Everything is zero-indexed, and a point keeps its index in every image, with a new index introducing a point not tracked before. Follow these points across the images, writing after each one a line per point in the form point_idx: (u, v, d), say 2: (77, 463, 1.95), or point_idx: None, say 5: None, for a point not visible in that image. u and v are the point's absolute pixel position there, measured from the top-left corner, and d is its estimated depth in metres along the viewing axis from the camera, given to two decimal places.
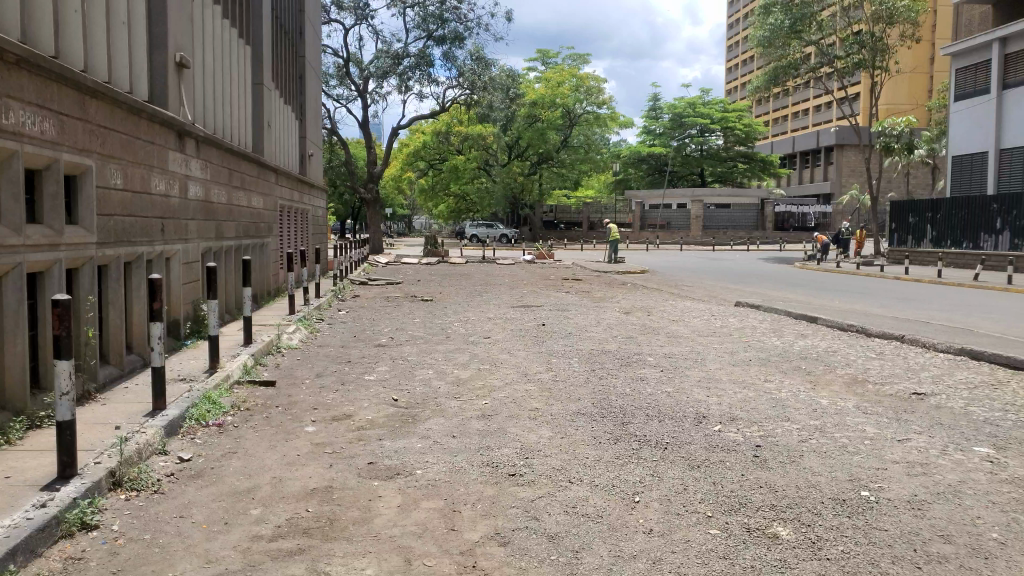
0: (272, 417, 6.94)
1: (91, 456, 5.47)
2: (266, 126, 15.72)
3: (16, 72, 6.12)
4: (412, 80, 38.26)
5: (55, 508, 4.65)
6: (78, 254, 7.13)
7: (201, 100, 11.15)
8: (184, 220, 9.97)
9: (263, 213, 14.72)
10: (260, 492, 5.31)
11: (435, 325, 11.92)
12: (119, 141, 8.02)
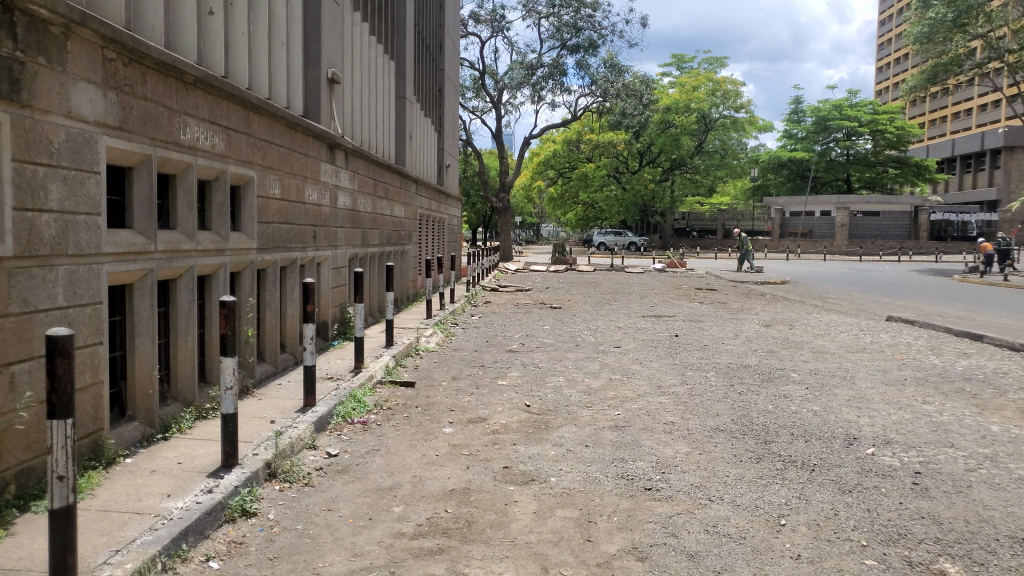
0: (412, 417, 7.18)
1: (250, 448, 5.86)
2: (408, 137, 16.36)
3: (192, 91, 6.76)
4: (546, 90, 38.63)
5: (220, 494, 5.04)
6: (241, 259, 7.69)
7: (350, 114, 11.75)
8: (334, 227, 10.51)
9: (404, 221, 15.31)
10: (401, 490, 5.51)
11: (567, 333, 11.95)
12: (278, 153, 8.58)
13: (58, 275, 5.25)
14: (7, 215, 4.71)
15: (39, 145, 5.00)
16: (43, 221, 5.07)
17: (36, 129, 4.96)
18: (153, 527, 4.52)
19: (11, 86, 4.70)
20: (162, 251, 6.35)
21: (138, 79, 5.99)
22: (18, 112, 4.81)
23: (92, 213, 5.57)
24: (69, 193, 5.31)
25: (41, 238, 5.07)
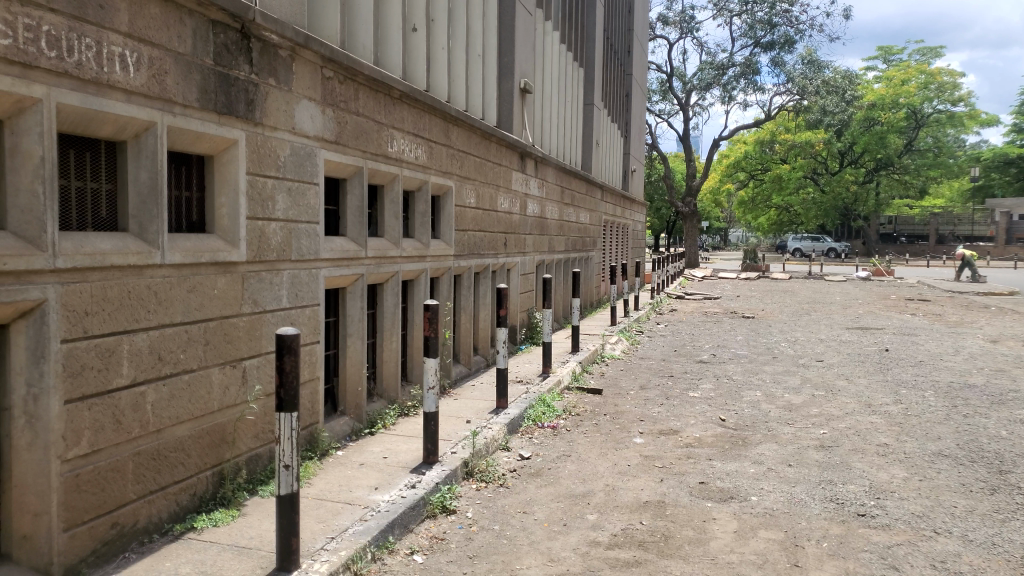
0: (601, 425, 7.13)
1: (449, 446, 6.07)
2: (596, 144, 16.41)
3: (399, 105, 7.12)
4: (737, 90, 37.36)
5: (422, 490, 5.25)
6: (439, 265, 8.02)
7: (541, 123, 11.95)
8: (523, 234, 10.72)
9: (590, 228, 15.35)
10: (595, 498, 5.46)
11: (761, 344, 11.40)
12: (474, 163, 8.86)
13: (283, 278, 5.72)
14: (241, 224, 5.22)
15: (269, 159, 5.48)
16: (271, 230, 5.54)
17: (266, 145, 5.44)
18: (363, 518, 4.78)
19: (247, 107, 5.23)
20: (371, 257, 6.75)
21: (352, 95, 6.40)
22: (252, 130, 5.31)
23: (312, 222, 6.02)
24: (293, 203, 5.77)
25: (270, 245, 5.54)
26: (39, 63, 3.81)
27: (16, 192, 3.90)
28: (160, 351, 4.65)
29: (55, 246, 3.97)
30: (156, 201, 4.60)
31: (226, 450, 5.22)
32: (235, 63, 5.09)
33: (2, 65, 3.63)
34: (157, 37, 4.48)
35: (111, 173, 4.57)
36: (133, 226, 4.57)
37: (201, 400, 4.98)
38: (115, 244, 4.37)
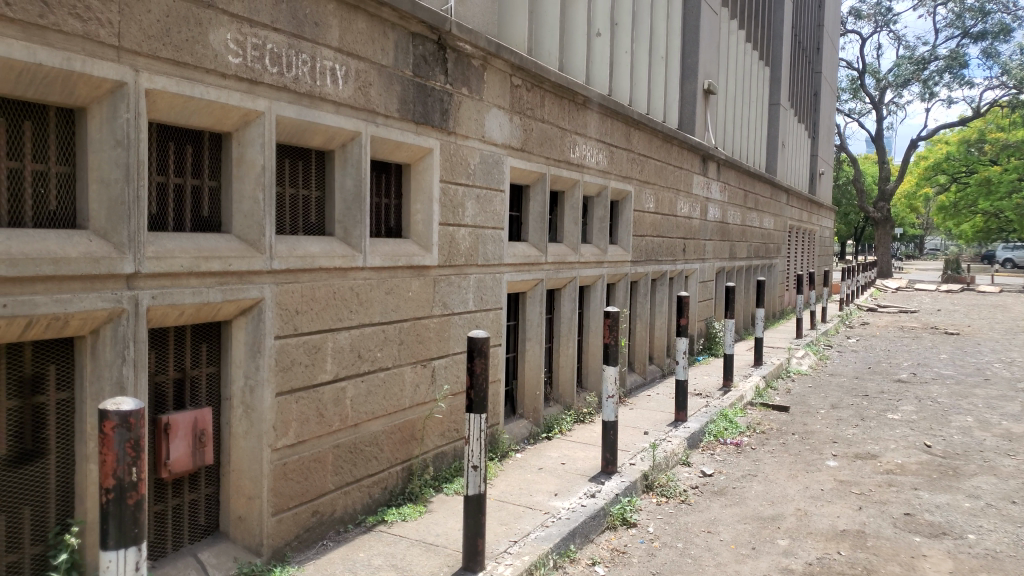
0: (789, 445, 6.73)
1: (627, 457, 5.95)
2: (782, 146, 15.65)
3: (582, 110, 7.10)
4: (938, 86, 34.45)
5: (603, 500, 5.17)
6: (617, 271, 7.95)
7: (724, 125, 11.54)
8: (703, 240, 10.40)
9: (774, 234, 14.67)
10: (786, 523, 5.14)
11: (971, 365, 10.35)
12: (654, 167, 8.69)
13: (470, 281, 5.85)
14: (434, 229, 5.39)
15: (460, 167, 5.63)
16: (460, 235, 5.68)
17: (458, 153, 5.59)
18: (546, 524, 4.78)
19: (441, 116, 5.39)
20: (551, 262, 6.78)
21: (538, 102, 6.44)
22: (445, 138, 5.47)
23: (498, 228, 6.12)
24: (481, 210, 5.90)
25: (459, 249, 5.68)
26: (262, 78, 4.19)
27: (240, 199, 4.28)
28: (360, 350, 4.90)
29: (271, 248, 4.32)
30: (359, 206, 4.85)
31: (415, 447, 5.40)
32: (431, 74, 5.26)
33: (232, 82, 4.06)
34: (363, 50, 4.72)
35: (320, 180, 4.87)
36: (339, 231, 4.86)
37: (394, 397, 5.18)
38: (323, 247, 4.68)
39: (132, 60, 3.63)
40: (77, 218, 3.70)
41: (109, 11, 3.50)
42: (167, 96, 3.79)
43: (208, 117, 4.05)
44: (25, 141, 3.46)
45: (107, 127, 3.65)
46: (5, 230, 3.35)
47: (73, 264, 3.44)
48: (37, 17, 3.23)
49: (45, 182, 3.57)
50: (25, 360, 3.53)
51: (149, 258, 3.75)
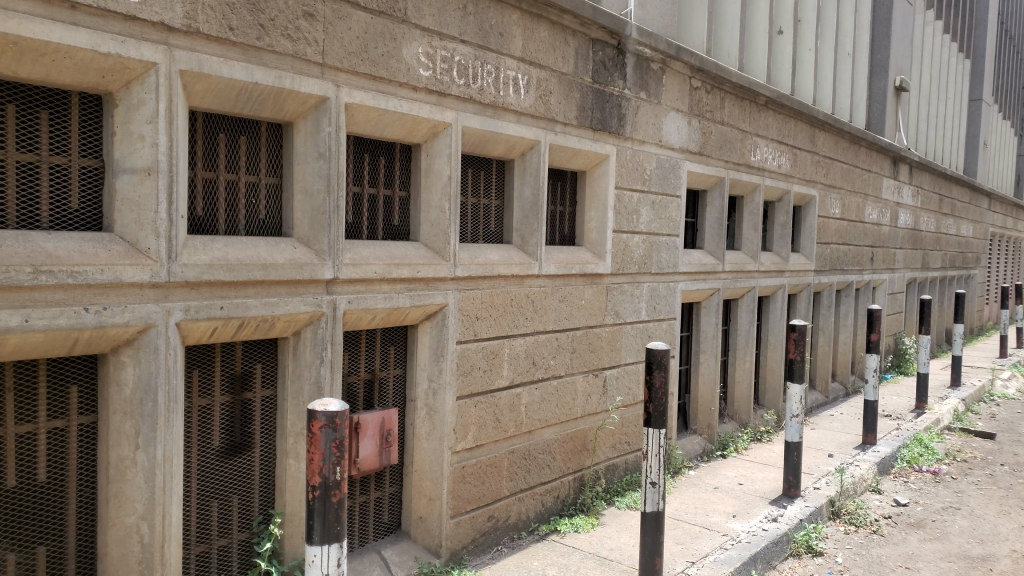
0: (998, 477, 6.07)
1: (811, 481, 5.61)
2: (982, 145, 14.32)
3: (764, 111, 6.79)
4: None
5: (785, 525, 4.87)
6: (799, 280, 7.54)
7: (917, 123, 10.68)
8: (892, 248, 9.66)
9: (973, 242, 13.41)
10: (999, 565, 4.61)
11: None
12: (840, 170, 8.15)
13: (643, 290, 5.72)
14: (609, 237, 5.32)
15: (636, 173, 5.52)
16: (634, 242, 5.57)
17: (635, 159, 5.48)
18: (725, 547, 4.56)
19: (619, 121, 5.31)
20: (728, 271, 6.53)
21: (718, 104, 6.21)
22: (622, 144, 5.38)
23: (673, 235, 5.95)
24: (656, 216, 5.76)
25: (633, 257, 5.58)
26: (450, 90, 4.33)
27: (428, 208, 4.45)
28: (535, 357, 4.91)
29: (455, 256, 4.45)
30: (537, 215, 4.86)
31: (586, 457, 5.34)
32: (611, 80, 5.20)
33: (423, 95, 4.23)
34: (546, 58, 4.75)
35: (500, 189, 4.95)
36: (516, 239, 4.90)
37: (567, 406, 5.15)
38: (502, 255, 4.75)
39: (334, 76, 3.89)
40: (283, 226, 4.02)
41: (315, 31, 3.78)
42: (365, 109, 4.03)
43: (399, 129, 4.25)
44: (240, 153, 3.82)
45: (311, 140, 3.93)
46: (223, 237, 3.73)
47: (280, 269, 3.77)
48: (255, 40, 3.59)
49: (256, 193, 3.91)
50: (236, 359, 3.85)
51: (347, 264, 4.03)
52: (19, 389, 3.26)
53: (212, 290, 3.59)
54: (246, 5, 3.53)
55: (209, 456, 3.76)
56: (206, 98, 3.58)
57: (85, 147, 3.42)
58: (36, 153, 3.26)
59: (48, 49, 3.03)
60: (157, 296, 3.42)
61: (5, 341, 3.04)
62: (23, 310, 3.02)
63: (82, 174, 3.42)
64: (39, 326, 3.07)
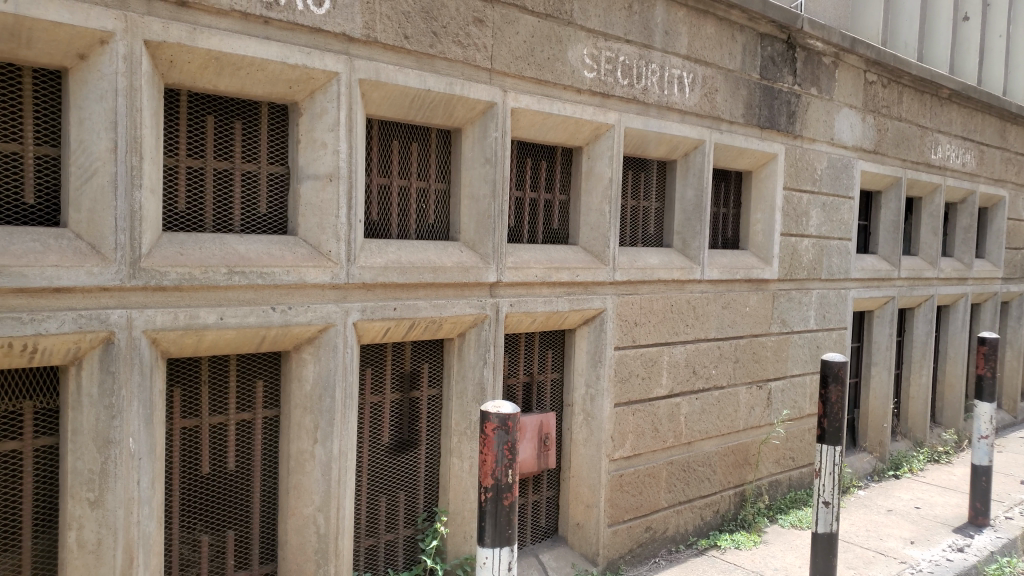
0: None
1: (1001, 508, 5.14)
2: None
3: (947, 105, 6.37)
4: None
5: (973, 556, 4.45)
6: (983, 289, 7.22)
7: None
8: None
9: None
10: None
11: None
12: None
13: (812, 297, 5.43)
14: (775, 241, 5.07)
15: (806, 172, 5.26)
16: (803, 247, 5.30)
17: (804, 158, 5.22)
18: None
19: (788, 119, 5.09)
20: (904, 279, 6.24)
21: (894, 100, 5.84)
22: (791, 143, 5.16)
23: (845, 239, 5.63)
24: (826, 219, 5.47)
25: (801, 263, 5.30)
26: (614, 91, 4.30)
27: (588, 211, 4.41)
28: (696, 365, 4.75)
29: (615, 259, 4.37)
30: (699, 217, 4.71)
31: (748, 472, 5.13)
32: (779, 76, 4.99)
33: (586, 97, 4.24)
34: (712, 55, 4.64)
35: (660, 191, 4.84)
36: (677, 243, 4.78)
37: (729, 418, 4.96)
38: (662, 259, 4.63)
39: (502, 80, 3.99)
40: (450, 230, 4.16)
41: (484, 36, 3.89)
42: (529, 113, 4.09)
43: (561, 132, 4.26)
44: (412, 159, 4.00)
45: (478, 145, 4.04)
46: (396, 240, 3.91)
47: (448, 272, 3.90)
48: (428, 47, 3.75)
49: (425, 198, 4.08)
50: (406, 358, 4.01)
51: (509, 268, 4.07)
52: (214, 382, 3.55)
53: (386, 292, 3.78)
54: (421, 14, 3.70)
55: (379, 452, 3.95)
56: (383, 106, 3.79)
57: (273, 155, 3.67)
58: (231, 161, 3.54)
59: (243, 63, 3.33)
60: (336, 297, 3.65)
61: (203, 339, 3.36)
62: (218, 308, 3.32)
63: (270, 180, 3.68)
64: (232, 324, 3.36)
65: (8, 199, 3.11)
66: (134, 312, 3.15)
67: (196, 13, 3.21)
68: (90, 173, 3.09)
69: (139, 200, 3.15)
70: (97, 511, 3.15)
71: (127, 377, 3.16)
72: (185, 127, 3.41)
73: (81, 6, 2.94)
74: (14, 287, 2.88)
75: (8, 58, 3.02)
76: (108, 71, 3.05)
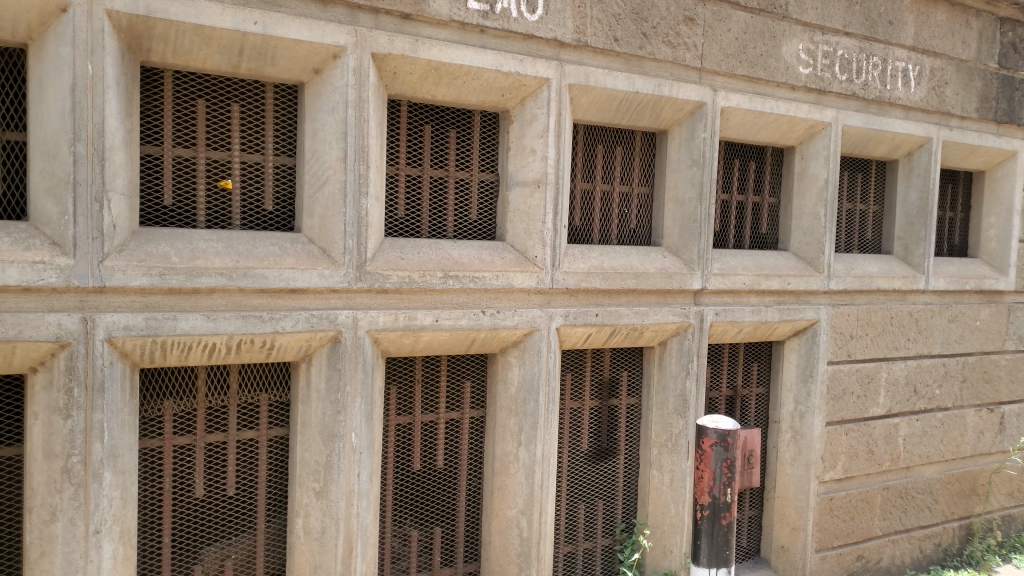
0: None
1: None
2: None
3: None
4: None
5: None
6: None
7: None
8: None
9: None
10: None
11: None
12: None
13: None
14: (1012, 248, 4.74)
15: None
16: None
17: None
18: None
19: None
20: None
21: None
22: None
23: None
24: None
25: None
26: (831, 88, 4.11)
27: (800, 215, 4.25)
28: (916, 384, 4.43)
29: (830, 268, 4.18)
30: (925, 221, 4.43)
31: (976, 503, 4.72)
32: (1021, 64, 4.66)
33: (801, 93, 4.08)
34: (942, 46, 4.35)
35: (880, 193, 4.60)
36: (898, 249, 4.52)
37: (954, 443, 4.59)
38: (881, 267, 4.37)
39: (712, 80, 3.89)
40: (653, 234, 4.06)
41: (695, 35, 3.80)
42: (740, 112, 3.96)
43: (775, 132, 4.12)
44: (617, 163, 3.95)
45: (685, 147, 3.93)
46: (598, 246, 3.85)
47: (652, 278, 3.79)
48: (637, 49, 3.69)
49: (629, 203, 4.01)
50: (605, 365, 3.96)
51: (716, 275, 3.92)
52: (426, 381, 3.68)
53: (589, 297, 3.75)
54: (631, 16, 3.65)
55: (580, 459, 3.93)
56: (590, 111, 3.77)
57: (484, 162, 3.76)
58: (445, 169, 3.66)
59: (461, 72, 3.42)
60: (541, 302, 3.66)
61: (420, 339, 3.48)
62: (434, 310, 3.44)
63: (481, 187, 3.77)
64: (446, 325, 3.46)
65: (251, 206, 3.36)
66: (359, 312, 3.31)
67: (418, 25, 3.32)
68: (322, 181, 3.28)
69: (366, 207, 3.30)
70: (322, 501, 3.34)
71: (352, 374, 3.32)
72: (405, 136, 3.57)
73: (319, 24, 3.13)
74: (257, 287, 3.11)
75: (255, 76, 3.27)
76: (340, 84, 3.22)
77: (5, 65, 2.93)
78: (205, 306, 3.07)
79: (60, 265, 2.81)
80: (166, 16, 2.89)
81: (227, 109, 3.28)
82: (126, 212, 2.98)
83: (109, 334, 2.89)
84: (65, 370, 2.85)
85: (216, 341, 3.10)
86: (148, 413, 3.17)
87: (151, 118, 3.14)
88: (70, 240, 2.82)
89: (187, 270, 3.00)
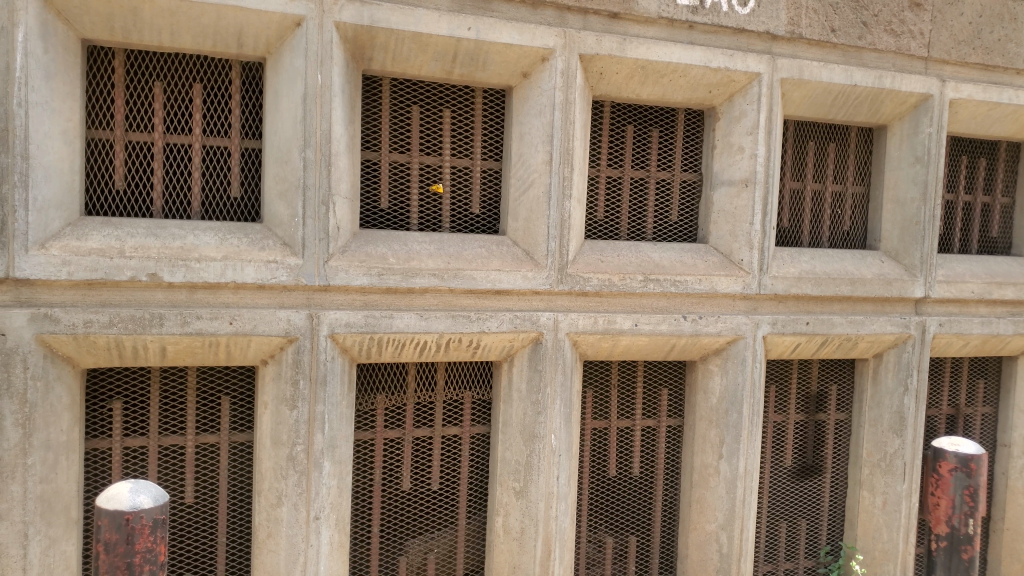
0: None
1: None
2: None
3: None
4: None
5: None
6: None
7: None
8: None
9: None
10: None
11: None
12: None
13: None
14: None
15: None
16: None
17: None
18: None
19: None
20: None
21: None
22: None
23: None
24: None
25: None
26: None
27: None
28: None
29: None
30: None
31: None
32: None
33: None
34: None
35: None
36: None
37: None
38: None
39: (940, 69, 3.59)
40: (868, 237, 3.80)
41: (922, 21, 3.50)
42: (972, 104, 3.65)
43: (1011, 125, 3.79)
44: (830, 161, 3.73)
45: (907, 143, 3.65)
46: (809, 250, 3.64)
47: (868, 285, 3.54)
48: (857, 39, 3.44)
49: (842, 203, 3.78)
50: (813, 377, 3.75)
51: (940, 282, 3.63)
52: (624, 386, 3.62)
53: (799, 304, 3.54)
54: (851, 4, 3.41)
55: (783, 474, 3.74)
56: (801, 106, 3.55)
57: (687, 162, 3.64)
58: (647, 170, 3.58)
59: (668, 70, 3.33)
60: (746, 309, 3.49)
61: (618, 344, 3.42)
62: (634, 314, 3.36)
63: (683, 187, 3.65)
64: (646, 330, 3.38)
65: (459, 209, 3.43)
66: (561, 314, 3.29)
67: (626, 24, 3.26)
68: (528, 184, 3.29)
69: (569, 209, 3.28)
70: (522, 501, 3.35)
71: (552, 376, 3.31)
72: (608, 137, 3.53)
73: (529, 27, 3.14)
74: (465, 288, 3.18)
75: (465, 81, 3.33)
76: (547, 87, 3.22)
77: (247, 78, 3.14)
78: (418, 305, 3.17)
79: (291, 264, 2.98)
80: (388, 26, 2.99)
81: (438, 115, 3.36)
82: (349, 214, 3.12)
83: (332, 330, 3.03)
84: (292, 364, 3.02)
85: (427, 339, 3.18)
86: (363, 406, 3.31)
87: (370, 124, 3.28)
88: (299, 241, 2.99)
89: (402, 270, 3.10)
